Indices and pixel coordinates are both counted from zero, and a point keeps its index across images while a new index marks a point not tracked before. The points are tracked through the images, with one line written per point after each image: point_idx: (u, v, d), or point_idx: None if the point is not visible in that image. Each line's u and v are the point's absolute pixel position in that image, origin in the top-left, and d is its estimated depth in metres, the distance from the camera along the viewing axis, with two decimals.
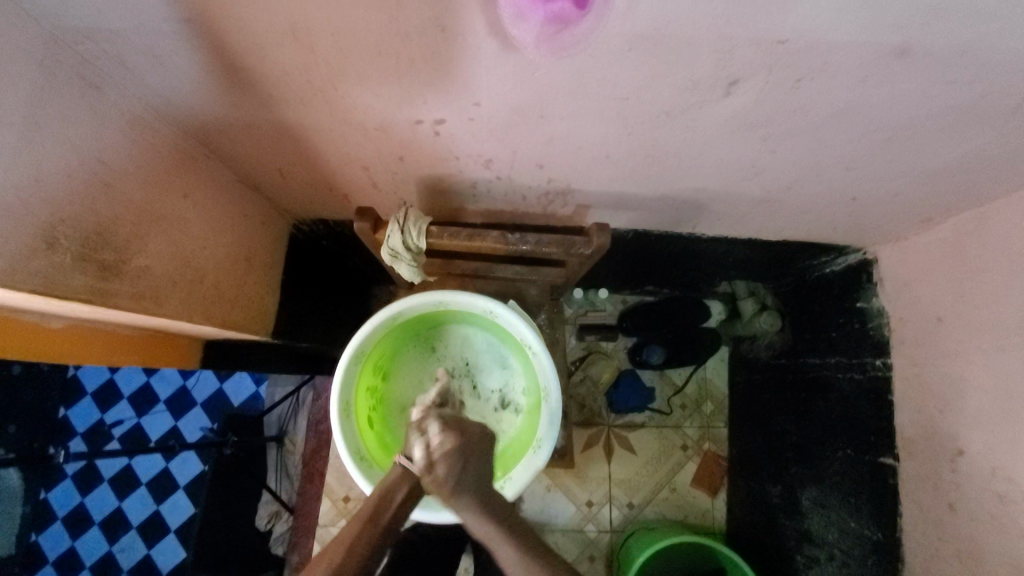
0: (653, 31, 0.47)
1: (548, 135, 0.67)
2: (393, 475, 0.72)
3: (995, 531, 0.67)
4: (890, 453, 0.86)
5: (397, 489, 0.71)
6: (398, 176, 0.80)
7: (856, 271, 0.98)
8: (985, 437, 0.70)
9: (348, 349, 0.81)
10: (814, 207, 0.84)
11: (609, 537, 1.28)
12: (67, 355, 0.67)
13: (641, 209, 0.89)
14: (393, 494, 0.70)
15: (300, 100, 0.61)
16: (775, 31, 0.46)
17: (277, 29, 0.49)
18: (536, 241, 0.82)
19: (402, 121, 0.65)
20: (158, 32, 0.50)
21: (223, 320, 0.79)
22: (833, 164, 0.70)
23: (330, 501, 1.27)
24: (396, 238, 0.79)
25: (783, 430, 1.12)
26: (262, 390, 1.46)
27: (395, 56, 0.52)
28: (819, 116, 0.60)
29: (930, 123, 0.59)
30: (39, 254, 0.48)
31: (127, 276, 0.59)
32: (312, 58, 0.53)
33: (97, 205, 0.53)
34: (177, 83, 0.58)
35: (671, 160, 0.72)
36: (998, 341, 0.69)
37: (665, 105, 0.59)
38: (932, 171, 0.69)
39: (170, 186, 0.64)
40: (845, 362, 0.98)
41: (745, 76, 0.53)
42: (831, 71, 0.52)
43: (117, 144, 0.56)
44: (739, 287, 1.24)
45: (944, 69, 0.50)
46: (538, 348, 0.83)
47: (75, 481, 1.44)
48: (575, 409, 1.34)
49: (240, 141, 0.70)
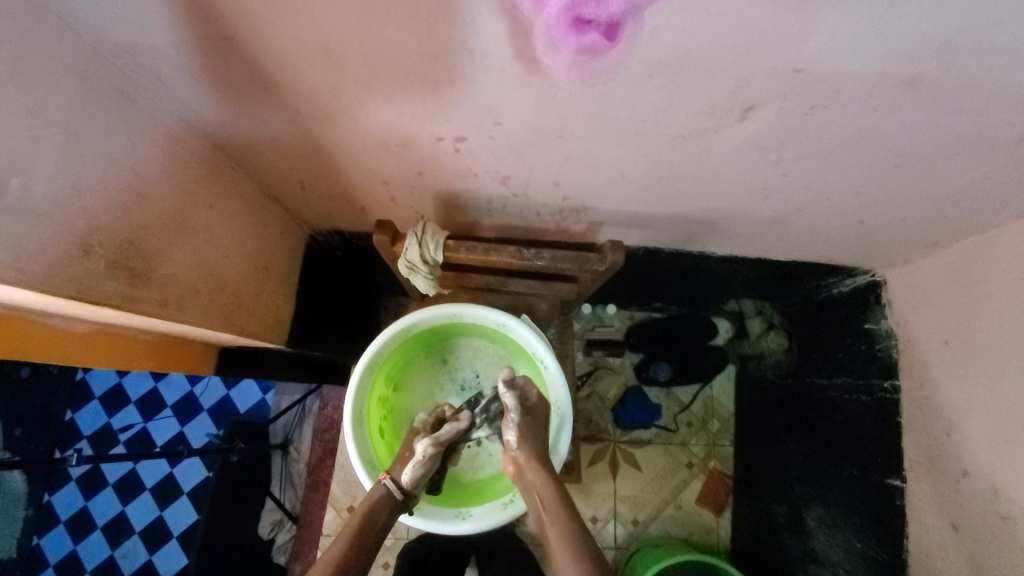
0: (671, 58, 0.48)
1: (564, 155, 0.68)
2: (379, 494, 0.78)
3: (999, 555, 0.68)
4: (899, 475, 0.87)
5: (382, 510, 0.76)
6: (415, 190, 0.82)
7: (863, 293, 0.99)
8: (991, 460, 0.70)
9: (362, 359, 0.82)
10: (823, 229, 0.86)
11: (613, 553, 1.28)
12: (90, 359, 0.69)
13: (653, 227, 0.91)
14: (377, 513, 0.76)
15: (325, 116, 0.63)
16: (790, 60, 0.48)
17: (310, 49, 0.51)
18: (550, 257, 0.84)
19: (423, 138, 0.67)
20: (195, 49, 0.52)
21: (241, 328, 0.81)
22: (843, 188, 0.72)
23: (335, 510, 1.28)
24: (414, 251, 0.81)
25: (789, 449, 1.12)
26: (270, 398, 1.47)
27: (420, 77, 0.54)
28: (830, 142, 0.61)
29: (938, 151, 0.61)
30: (75, 261, 0.49)
31: (154, 283, 0.60)
32: (341, 77, 0.55)
33: (130, 214, 0.55)
34: (208, 97, 0.60)
35: (685, 181, 0.73)
36: (1004, 366, 0.69)
37: (680, 128, 0.60)
38: (940, 198, 0.71)
39: (197, 196, 0.66)
40: (851, 382, 0.98)
41: (759, 102, 0.55)
42: (843, 99, 0.53)
43: (150, 156, 0.58)
44: (747, 305, 1.24)
45: (953, 100, 0.52)
46: (549, 362, 0.84)
47: (80, 485, 1.45)
48: (581, 424, 1.35)
49: (264, 154, 0.72)
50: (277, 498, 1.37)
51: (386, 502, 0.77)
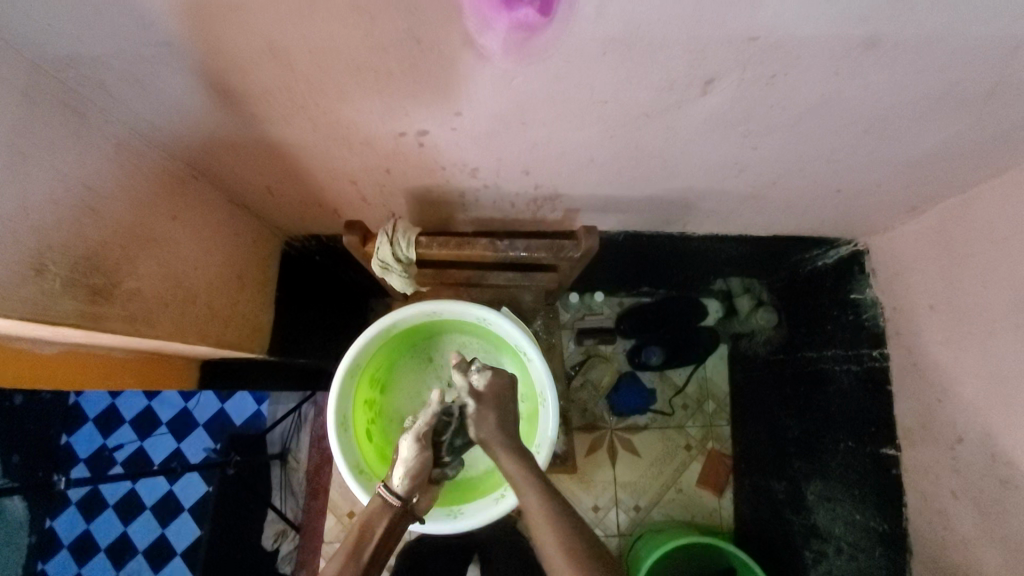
0: (624, 35, 0.47)
1: (531, 143, 0.67)
2: (376, 505, 0.73)
3: (999, 517, 0.67)
4: (892, 443, 0.86)
5: (378, 519, 0.71)
6: (385, 188, 0.81)
7: (848, 263, 0.98)
8: (984, 422, 0.70)
9: (343, 363, 0.81)
10: (800, 201, 0.85)
11: (617, 541, 1.27)
12: (63, 381, 0.67)
13: (630, 210, 0.90)
14: (374, 526, 0.70)
15: (283, 116, 0.61)
16: (744, 28, 0.47)
17: (256, 50, 0.50)
18: (525, 248, 0.83)
19: (385, 134, 0.65)
20: (140, 56, 0.50)
21: (217, 340, 0.79)
22: (816, 157, 0.71)
23: (335, 515, 1.32)
24: (385, 250, 0.80)
25: (785, 425, 1.11)
26: (265, 409, 1.45)
27: (373, 71, 0.53)
28: (797, 111, 0.60)
29: (906, 112, 0.60)
30: (28, 281, 0.48)
31: (118, 299, 0.59)
32: (292, 76, 0.54)
33: (85, 230, 0.54)
34: (160, 105, 0.58)
35: (655, 161, 0.72)
36: (991, 327, 0.69)
37: (643, 107, 0.59)
38: (914, 160, 0.70)
39: (158, 209, 0.65)
40: (842, 354, 0.97)
41: (719, 74, 0.54)
42: (804, 66, 0.52)
43: (103, 170, 0.57)
44: (734, 284, 1.25)
45: (913, 58, 0.51)
46: (532, 353, 0.83)
47: (80, 508, 1.43)
48: (577, 414, 1.34)
49: (227, 160, 0.71)
50: (278, 508, 1.35)
51: (381, 514, 0.72)
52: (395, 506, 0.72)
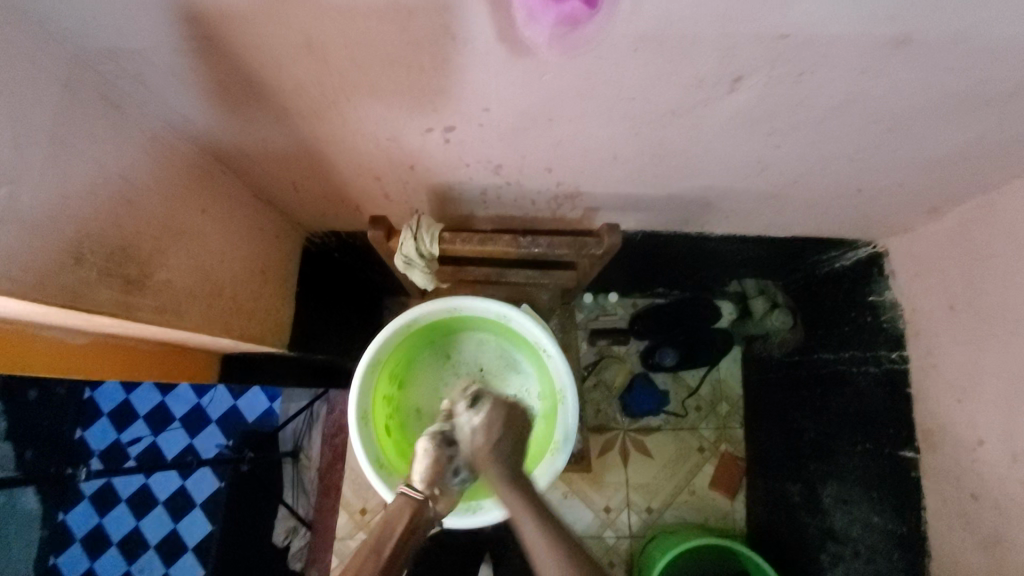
0: (656, 31, 0.48)
1: (556, 139, 0.68)
2: (399, 501, 0.73)
3: (1020, 520, 0.67)
4: (911, 446, 0.86)
5: (399, 518, 0.71)
6: (408, 185, 0.81)
7: (866, 265, 0.98)
8: (1006, 424, 0.69)
9: (365, 357, 0.82)
10: (821, 201, 0.85)
11: (629, 542, 1.27)
12: (92, 373, 0.68)
13: (649, 210, 0.90)
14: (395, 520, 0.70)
15: (312, 112, 0.62)
16: (776, 25, 0.47)
17: (291, 43, 0.50)
18: (546, 244, 0.83)
19: (413, 130, 0.66)
20: (177, 50, 0.51)
21: (240, 333, 0.80)
22: (840, 157, 0.71)
23: (348, 513, 1.32)
24: (409, 245, 0.80)
25: (802, 427, 1.11)
26: (277, 406, 1.45)
27: (406, 66, 0.54)
28: (824, 110, 0.60)
29: (934, 111, 0.60)
30: (67, 269, 0.49)
31: (150, 290, 0.60)
32: (325, 71, 0.54)
33: (121, 221, 0.55)
34: (192, 99, 0.59)
35: (679, 159, 0.73)
36: (1014, 328, 0.68)
37: (670, 104, 0.60)
38: (938, 160, 0.70)
39: (189, 201, 0.66)
40: (859, 355, 0.97)
41: (749, 71, 0.54)
42: (833, 64, 0.52)
43: (138, 162, 0.57)
44: (750, 285, 1.24)
45: (945, 57, 0.51)
46: (553, 351, 0.84)
47: (93, 503, 1.44)
48: (590, 414, 1.34)
49: (254, 156, 0.72)
50: (290, 505, 1.35)
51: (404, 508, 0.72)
52: (416, 499, 0.73)
